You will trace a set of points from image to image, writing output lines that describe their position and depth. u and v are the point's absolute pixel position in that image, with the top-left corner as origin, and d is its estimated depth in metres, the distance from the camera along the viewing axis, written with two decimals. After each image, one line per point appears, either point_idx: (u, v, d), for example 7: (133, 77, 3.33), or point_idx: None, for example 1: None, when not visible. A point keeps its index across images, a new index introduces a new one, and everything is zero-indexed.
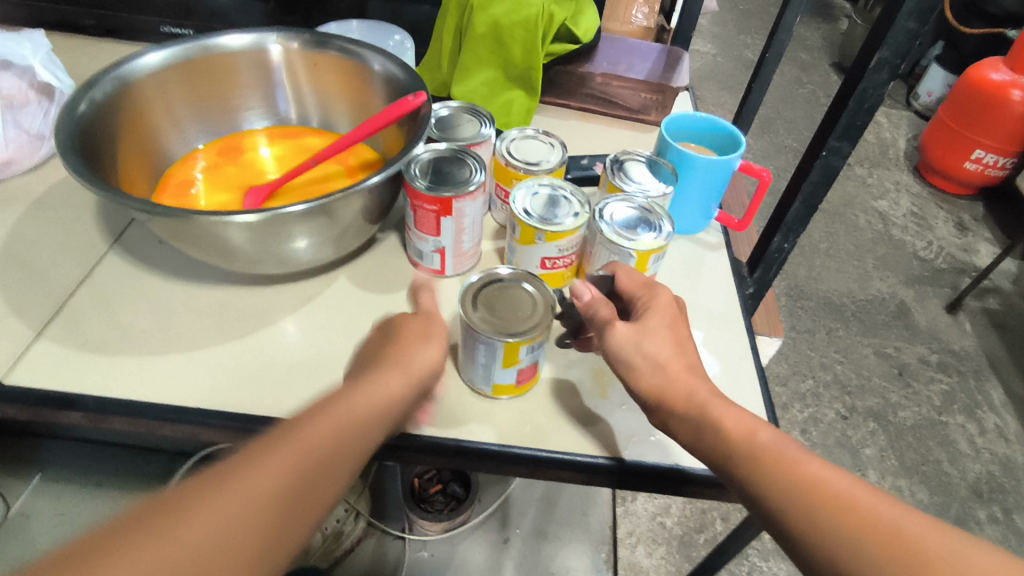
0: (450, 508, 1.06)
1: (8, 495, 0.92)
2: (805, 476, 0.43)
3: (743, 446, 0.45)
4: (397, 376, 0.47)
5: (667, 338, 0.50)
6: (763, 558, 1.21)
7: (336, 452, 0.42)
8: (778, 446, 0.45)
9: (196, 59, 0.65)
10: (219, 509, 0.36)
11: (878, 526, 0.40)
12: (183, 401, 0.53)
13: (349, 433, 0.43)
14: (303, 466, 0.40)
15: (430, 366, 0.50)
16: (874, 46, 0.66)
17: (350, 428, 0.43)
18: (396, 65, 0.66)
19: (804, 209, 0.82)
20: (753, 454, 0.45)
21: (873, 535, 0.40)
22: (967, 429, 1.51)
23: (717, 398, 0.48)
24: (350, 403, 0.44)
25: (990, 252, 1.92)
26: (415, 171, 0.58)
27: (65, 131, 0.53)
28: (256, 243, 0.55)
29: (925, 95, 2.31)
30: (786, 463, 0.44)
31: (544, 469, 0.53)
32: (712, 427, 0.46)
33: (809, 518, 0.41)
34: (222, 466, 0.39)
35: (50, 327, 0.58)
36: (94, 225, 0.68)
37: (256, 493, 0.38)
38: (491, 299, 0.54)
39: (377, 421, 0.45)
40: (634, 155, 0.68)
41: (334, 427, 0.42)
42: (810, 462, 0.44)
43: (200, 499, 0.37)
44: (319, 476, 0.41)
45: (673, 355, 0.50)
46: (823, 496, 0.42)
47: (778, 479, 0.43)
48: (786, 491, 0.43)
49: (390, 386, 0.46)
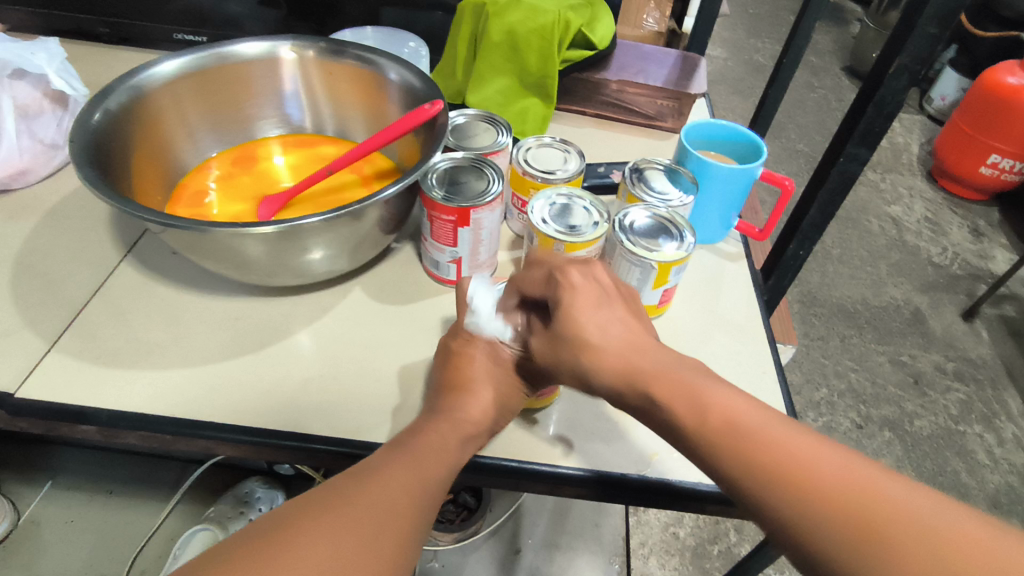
0: (461, 518, 1.05)
1: (19, 502, 0.92)
2: (763, 448, 0.37)
3: (687, 422, 0.40)
4: (482, 400, 0.49)
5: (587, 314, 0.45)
6: (778, 571, 1.19)
7: (423, 485, 0.43)
8: (734, 415, 0.39)
9: (211, 67, 0.65)
10: (331, 532, 0.38)
11: (843, 486, 0.35)
12: (198, 415, 0.52)
13: (433, 464, 0.44)
14: (402, 493, 0.41)
15: (506, 384, 0.51)
16: (894, 51, 0.64)
17: (433, 456, 0.44)
18: (413, 74, 0.65)
19: (820, 216, 0.81)
20: (697, 433, 0.39)
21: (835, 505, 0.34)
22: (985, 440, 1.48)
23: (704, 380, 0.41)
24: (429, 435, 0.46)
25: (1006, 258, 1.89)
26: (432, 181, 0.57)
27: (79, 141, 0.52)
28: (271, 255, 0.54)
29: (938, 99, 2.28)
30: (735, 434, 0.38)
31: (565, 487, 0.52)
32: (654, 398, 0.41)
33: (767, 490, 0.36)
34: (330, 493, 0.40)
35: (63, 339, 0.57)
36: (107, 235, 0.68)
37: (364, 516, 0.39)
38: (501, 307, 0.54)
39: (455, 450, 0.46)
40: (652, 163, 0.67)
41: (420, 460, 0.44)
42: (769, 426, 0.38)
43: (311, 525, 0.38)
44: (416, 503, 0.42)
45: (612, 327, 0.45)
46: (795, 475, 0.36)
47: (730, 452, 0.38)
48: (742, 468, 0.37)
49: (465, 412, 0.48)
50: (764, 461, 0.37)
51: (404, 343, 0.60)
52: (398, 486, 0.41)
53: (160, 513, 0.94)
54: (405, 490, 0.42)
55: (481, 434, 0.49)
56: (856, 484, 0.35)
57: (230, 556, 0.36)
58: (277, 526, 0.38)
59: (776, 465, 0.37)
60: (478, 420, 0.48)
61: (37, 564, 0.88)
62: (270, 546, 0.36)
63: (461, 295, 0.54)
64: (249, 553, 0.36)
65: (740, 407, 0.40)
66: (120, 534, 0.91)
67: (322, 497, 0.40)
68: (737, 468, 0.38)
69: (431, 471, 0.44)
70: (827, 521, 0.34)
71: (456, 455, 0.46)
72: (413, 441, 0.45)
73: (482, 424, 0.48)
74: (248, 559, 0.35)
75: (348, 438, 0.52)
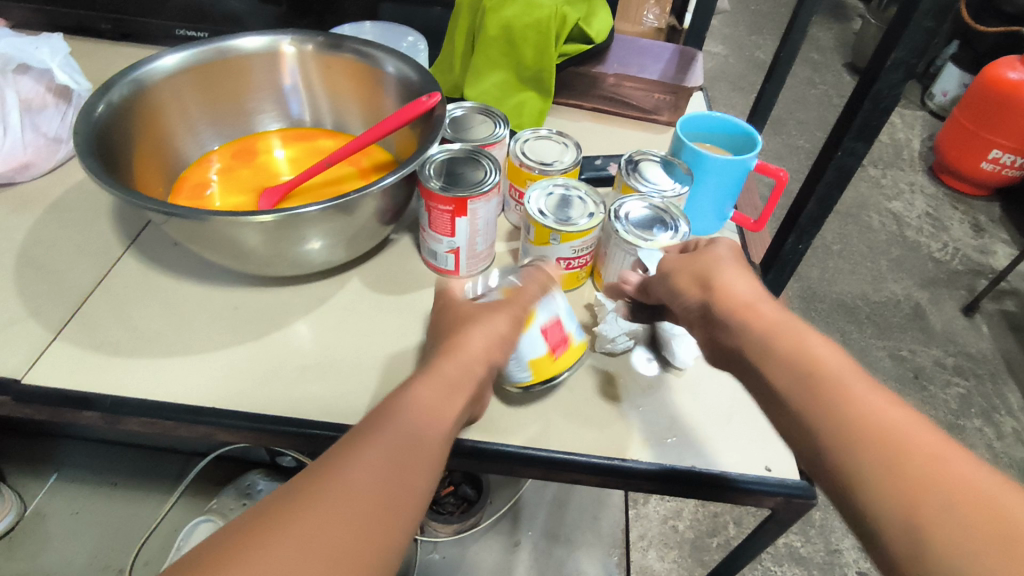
0: (461, 510, 1.06)
1: (25, 494, 0.93)
2: (867, 412, 0.39)
3: (822, 371, 0.42)
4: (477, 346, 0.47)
5: (716, 274, 0.49)
6: (777, 562, 1.20)
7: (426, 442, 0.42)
8: (858, 386, 0.41)
9: (211, 61, 0.66)
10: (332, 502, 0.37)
11: (894, 437, 0.38)
12: (199, 402, 0.53)
13: (398, 461, 0.40)
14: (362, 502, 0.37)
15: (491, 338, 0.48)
16: (890, 45, 0.65)
17: (404, 449, 0.40)
18: (410, 67, 0.66)
19: (819, 209, 0.81)
20: (830, 386, 0.41)
21: (946, 492, 0.35)
22: (985, 434, 1.48)
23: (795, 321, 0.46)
24: (407, 423, 0.41)
25: (1007, 254, 1.89)
26: (430, 172, 0.58)
27: (82, 131, 0.53)
28: (271, 244, 0.55)
29: (940, 95, 2.28)
30: (864, 405, 0.39)
31: (560, 472, 0.53)
32: (775, 340, 0.44)
33: (824, 411, 0.40)
34: (278, 511, 0.36)
35: (67, 328, 0.58)
36: (110, 228, 0.69)
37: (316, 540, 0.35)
38: (503, 293, 0.52)
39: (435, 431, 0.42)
40: (648, 155, 0.67)
41: (420, 410, 0.42)
42: (886, 404, 0.39)
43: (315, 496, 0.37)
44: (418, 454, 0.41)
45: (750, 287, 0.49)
46: (850, 400, 0.40)
47: (820, 386, 0.41)
48: (825, 404, 0.40)
49: (463, 361, 0.46)
50: (884, 431, 0.38)
51: (401, 333, 0.61)
52: (397, 439, 0.40)
53: (163, 505, 0.95)
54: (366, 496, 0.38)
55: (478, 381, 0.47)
56: (931, 453, 0.37)
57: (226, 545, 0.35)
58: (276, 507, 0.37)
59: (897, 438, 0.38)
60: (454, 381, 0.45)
61: (42, 556, 0.89)
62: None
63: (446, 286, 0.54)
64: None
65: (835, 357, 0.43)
66: (123, 525, 0.93)
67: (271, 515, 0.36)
68: (853, 428, 0.39)
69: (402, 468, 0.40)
70: (882, 457, 0.37)
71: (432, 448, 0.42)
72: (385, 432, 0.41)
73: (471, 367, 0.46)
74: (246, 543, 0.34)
75: (347, 424, 0.53)
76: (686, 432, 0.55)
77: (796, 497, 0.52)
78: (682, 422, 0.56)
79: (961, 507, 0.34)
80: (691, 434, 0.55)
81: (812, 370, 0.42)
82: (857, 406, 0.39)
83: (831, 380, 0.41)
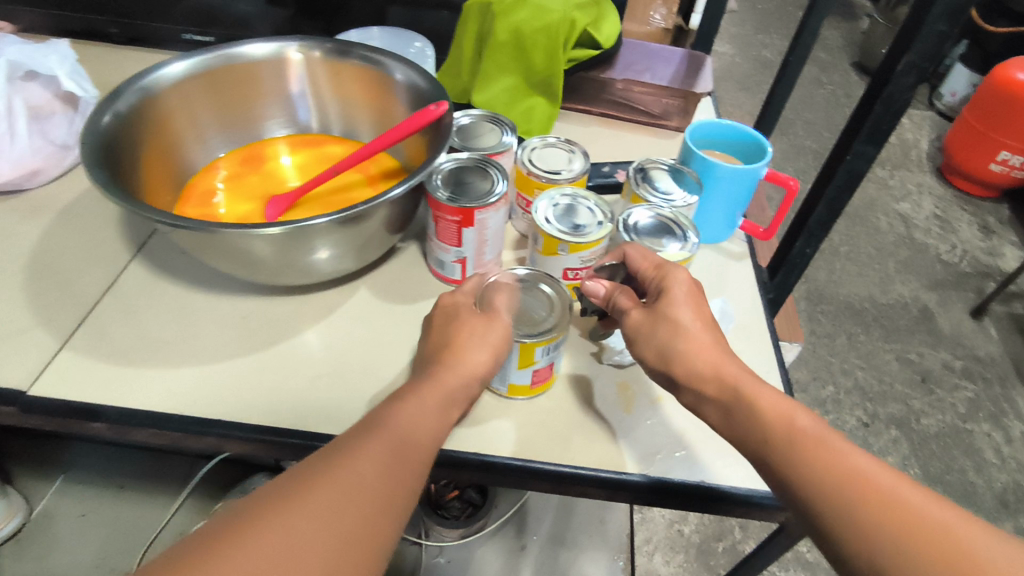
0: (466, 514, 1.07)
1: (33, 496, 0.94)
2: (837, 464, 0.42)
3: (782, 430, 0.44)
4: (473, 360, 0.48)
5: (671, 338, 0.49)
6: (783, 568, 1.19)
7: (413, 449, 0.43)
8: (819, 434, 0.43)
9: (218, 68, 0.65)
10: (320, 505, 0.38)
11: (866, 486, 0.40)
12: (206, 413, 0.53)
13: (394, 446, 0.43)
14: (360, 479, 0.40)
15: (479, 372, 0.49)
16: (903, 48, 0.64)
17: (399, 434, 0.43)
18: (418, 74, 0.65)
19: (827, 215, 0.80)
20: (794, 440, 0.43)
21: (918, 537, 0.38)
22: (993, 438, 1.47)
23: (753, 380, 0.47)
24: (406, 408, 0.45)
25: (1016, 256, 1.87)
26: (437, 182, 0.58)
27: (89, 142, 0.53)
28: (279, 255, 0.55)
29: (949, 95, 2.26)
30: (829, 455, 0.42)
31: (568, 485, 0.52)
32: (745, 397, 0.46)
33: (797, 466, 0.42)
34: (284, 485, 0.39)
35: (75, 337, 0.58)
36: (117, 234, 0.69)
37: (317, 510, 0.38)
38: (508, 301, 0.54)
39: (428, 422, 0.45)
40: (657, 163, 0.67)
41: (410, 418, 0.44)
42: (849, 452, 0.42)
43: (302, 494, 0.39)
44: (404, 460, 0.43)
45: (709, 347, 0.48)
46: (819, 453, 0.42)
47: (789, 442, 0.43)
48: (798, 460, 0.43)
49: (456, 376, 0.48)
50: (851, 478, 0.41)
51: (408, 342, 0.61)
52: (386, 448, 0.42)
53: (169, 507, 0.95)
54: (364, 473, 0.40)
55: (469, 395, 0.49)
56: (900, 496, 0.40)
57: (215, 540, 0.36)
58: (266, 502, 0.38)
59: (863, 482, 0.41)
60: (444, 387, 0.47)
61: (50, 558, 0.89)
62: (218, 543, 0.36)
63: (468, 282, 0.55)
64: (199, 558, 0.35)
65: (795, 409, 0.45)
66: (130, 528, 0.93)
67: (278, 488, 0.39)
68: (823, 479, 0.41)
69: (397, 449, 0.43)
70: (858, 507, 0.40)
71: (425, 435, 0.45)
72: (380, 418, 0.44)
73: (467, 379, 0.48)
74: (234, 538, 0.36)
75: None
76: (696, 447, 0.55)
77: None
78: (690, 435, 0.55)
79: (935, 552, 0.37)
80: (700, 449, 0.54)
81: (773, 429, 0.44)
82: (824, 457, 0.42)
83: (795, 433, 0.44)
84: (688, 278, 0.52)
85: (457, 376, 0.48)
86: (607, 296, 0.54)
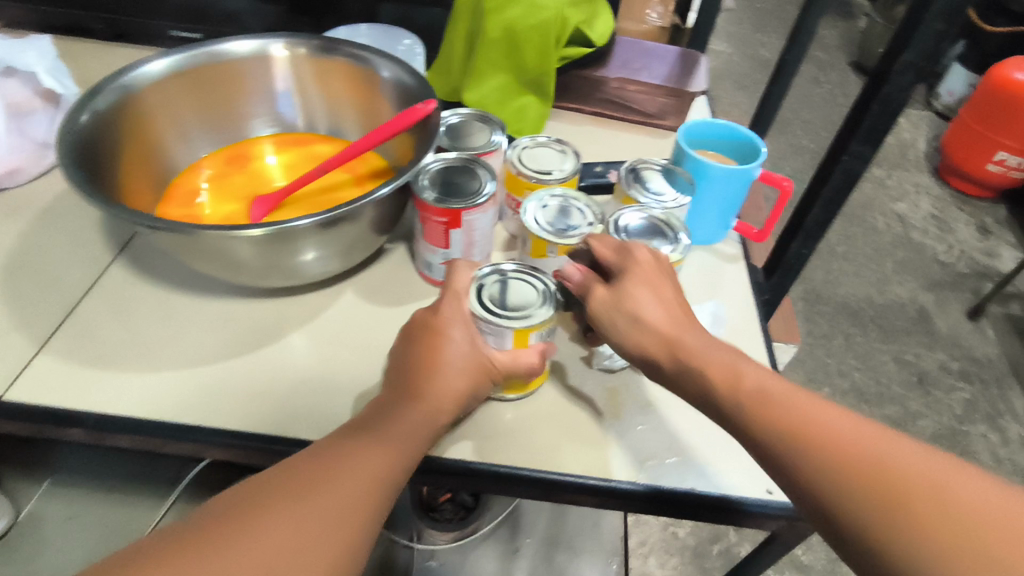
0: (460, 517, 1.06)
1: (18, 499, 0.92)
2: (783, 410, 0.42)
3: (730, 395, 0.44)
4: (455, 383, 0.47)
5: (630, 311, 0.48)
6: (778, 570, 1.18)
7: (393, 469, 0.42)
8: (766, 385, 0.44)
9: (201, 65, 0.64)
10: (287, 524, 0.37)
11: (809, 431, 0.40)
12: (187, 418, 0.52)
13: (389, 459, 0.42)
14: (364, 484, 0.40)
15: (463, 394, 0.48)
16: (899, 47, 0.63)
17: (401, 442, 0.44)
18: (406, 72, 0.64)
19: (824, 215, 0.79)
20: (740, 403, 0.43)
21: (860, 473, 0.38)
22: (990, 440, 1.47)
23: (708, 345, 0.47)
24: (393, 426, 0.44)
25: (1013, 257, 1.87)
26: (424, 182, 0.56)
27: (65, 140, 0.52)
28: (263, 257, 0.53)
29: (946, 95, 2.26)
30: (775, 413, 0.42)
31: (556, 492, 0.51)
32: (694, 359, 0.46)
33: (745, 416, 0.43)
34: (286, 480, 0.39)
35: (54, 341, 0.57)
36: (100, 235, 0.67)
37: (322, 511, 0.38)
38: (492, 292, 0.51)
39: (420, 439, 0.45)
40: (650, 163, 0.66)
41: (394, 436, 0.43)
42: (796, 400, 0.42)
43: (269, 511, 0.37)
44: (380, 484, 0.41)
45: (667, 324, 0.48)
46: (769, 404, 0.42)
47: (738, 395, 0.44)
48: (747, 411, 0.43)
49: (439, 397, 0.46)
50: (795, 433, 0.41)
51: None
52: (365, 467, 0.41)
53: (156, 511, 0.94)
54: (368, 478, 0.41)
55: (450, 416, 0.48)
56: (845, 437, 0.40)
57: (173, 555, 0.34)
58: (230, 518, 0.37)
59: (807, 435, 0.40)
60: (443, 402, 0.46)
61: (36, 562, 0.88)
62: (225, 534, 0.36)
63: (452, 274, 0.52)
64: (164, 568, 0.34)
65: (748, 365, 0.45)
66: (116, 532, 0.91)
67: (283, 481, 0.39)
68: (768, 438, 0.42)
69: (402, 458, 0.43)
70: (801, 450, 0.40)
71: (423, 444, 0.45)
72: (383, 422, 0.44)
73: (452, 403, 0.47)
74: (194, 553, 0.35)
75: None
76: (687, 453, 0.53)
77: (798, 520, 0.51)
78: (682, 441, 0.54)
79: (874, 485, 0.37)
80: (692, 454, 0.53)
81: (722, 395, 0.44)
82: (772, 405, 0.42)
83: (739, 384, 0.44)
84: (650, 252, 0.52)
85: (440, 393, 0.46)
86: (581, 284, 0.51)
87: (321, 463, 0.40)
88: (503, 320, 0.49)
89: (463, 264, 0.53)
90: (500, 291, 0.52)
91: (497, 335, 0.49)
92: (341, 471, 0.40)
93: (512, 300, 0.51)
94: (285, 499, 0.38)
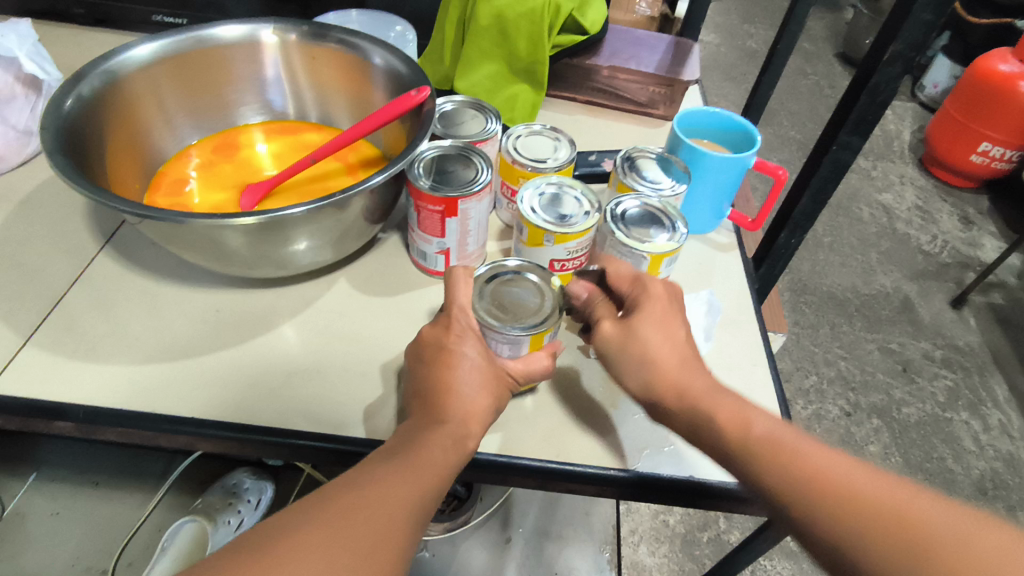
0: (452, 508, 1.05)
1: (4, 494, 0.91)
2: (799, 460, 0.41)
3: (739, 443, 0.43)
4: (477, 402, 0.47)
5: (640, 342, 0.48)
6: (767, 556, 1.20)
7: (422, 496, 0.41)
8: (774, 435, 0.43)
9: (188, 51, 0.63)
10: (322, 555, 0.36)
11: (822, 483, 0.40)
12: (180, 410, 0.51)
13: (421, 485, 0.41)
14: (396, 511, 0.40)
15: (483, 412, 0.47)
16: (888, 37, 0.63)
17: (430, 471, 0.42)
18: (398, 58, 0.63)
19: (813, 205, 0.79)
20: (748, 448, 0.43)
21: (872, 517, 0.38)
22: (971, 426, 1.50)
23: (716, 393, 0.46)
24: (423, 451, 0.43)
25: (995, 246, 1.90)
26: (419, 171, 0.56)
27: (49, 127, 0.51)
28: (254, 247, 0.52)
29: (930, 86, 2.28)
30: (788, 463, 0.41)
31: (553, 481, 0.52)
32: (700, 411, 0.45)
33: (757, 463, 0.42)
34: (320, 506, 0.38)
35: (39, 332, 0.56)
36: (85, 225, 0.66)
37: (355, 540, 0.37)
38: (499, 299, 0.51)
39: (449, 467, 0.44)
40: (644, 152, 0.65)
41: (424, 463, 0.42)
42: (811, 450, 0.42)
43: (302, 542, 0.36)
44: (410, 509, 0.40)
45: (675, 365, 0.47)
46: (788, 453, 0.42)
47: (756, 450, 0.43)
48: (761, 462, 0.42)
49: (464, 421, 0.46)
50: (812, 483, 0.40)
51: (389, 337, 0.59)
52: (397, 494, 0.40)
53: (145, 505, 0.93)
54: (400, 505, 0.40)
55: (477, 438, 0.47)
56: (853, 482, 0.39)
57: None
58: (262, 552, 0.35)
59: (822, 480, 0.40)
60: (469, 424, 0.46)
61: (22, 557, 0.87)
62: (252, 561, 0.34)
63: (453, 287, 0.51)
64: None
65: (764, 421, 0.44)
66: (106, 526, 0.90)
67: (315, 508, 0.38)
68: (776, 480, 0.41)
69: (430, 485, 0.42)
70: (815, 499, 0.39)
71: (450, 472, 0.44)
72: (410, 448, 0.43)
73: (478, 425, 0.46)
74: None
75: (333, 434, 0.51)
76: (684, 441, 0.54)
77: None
78: None
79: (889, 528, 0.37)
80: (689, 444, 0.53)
81: (731, 443, 0.44)
82: (794, 458, 0.41)
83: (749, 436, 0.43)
84: (664, 283, 0.52)
85: (464, 416, 0.46)
86: (587, 300, 0.53)
87: (352, 488, 0.40)
88: (518, 329, 0.48)
89: (461, 271, 0.51)
90: (506, 297, 0.51)
91: (512, 343, 0.49)
92: (371, 497, 0.39)
93: (520, 306, 0.50)
94: (316, 529, 0.37)
